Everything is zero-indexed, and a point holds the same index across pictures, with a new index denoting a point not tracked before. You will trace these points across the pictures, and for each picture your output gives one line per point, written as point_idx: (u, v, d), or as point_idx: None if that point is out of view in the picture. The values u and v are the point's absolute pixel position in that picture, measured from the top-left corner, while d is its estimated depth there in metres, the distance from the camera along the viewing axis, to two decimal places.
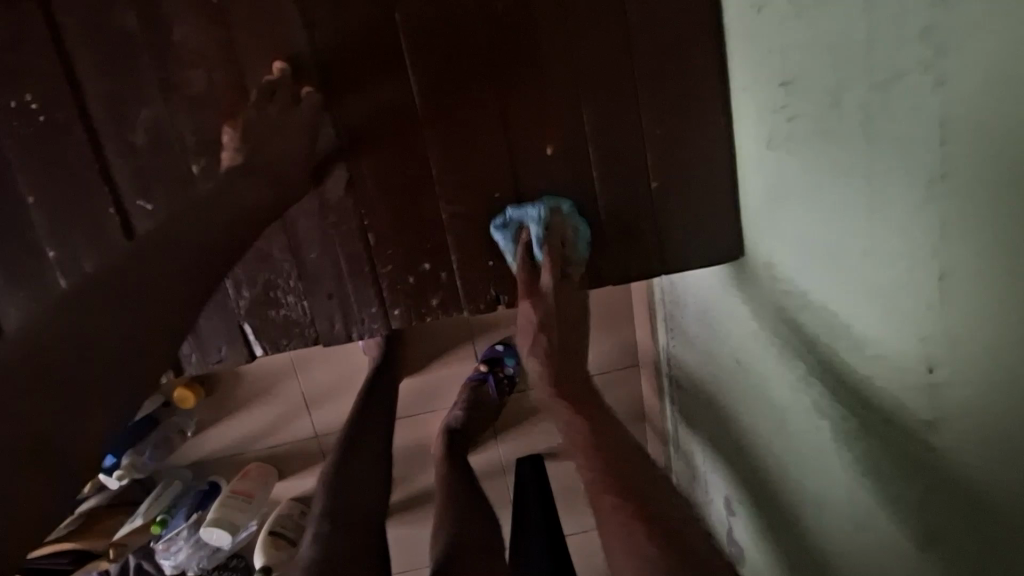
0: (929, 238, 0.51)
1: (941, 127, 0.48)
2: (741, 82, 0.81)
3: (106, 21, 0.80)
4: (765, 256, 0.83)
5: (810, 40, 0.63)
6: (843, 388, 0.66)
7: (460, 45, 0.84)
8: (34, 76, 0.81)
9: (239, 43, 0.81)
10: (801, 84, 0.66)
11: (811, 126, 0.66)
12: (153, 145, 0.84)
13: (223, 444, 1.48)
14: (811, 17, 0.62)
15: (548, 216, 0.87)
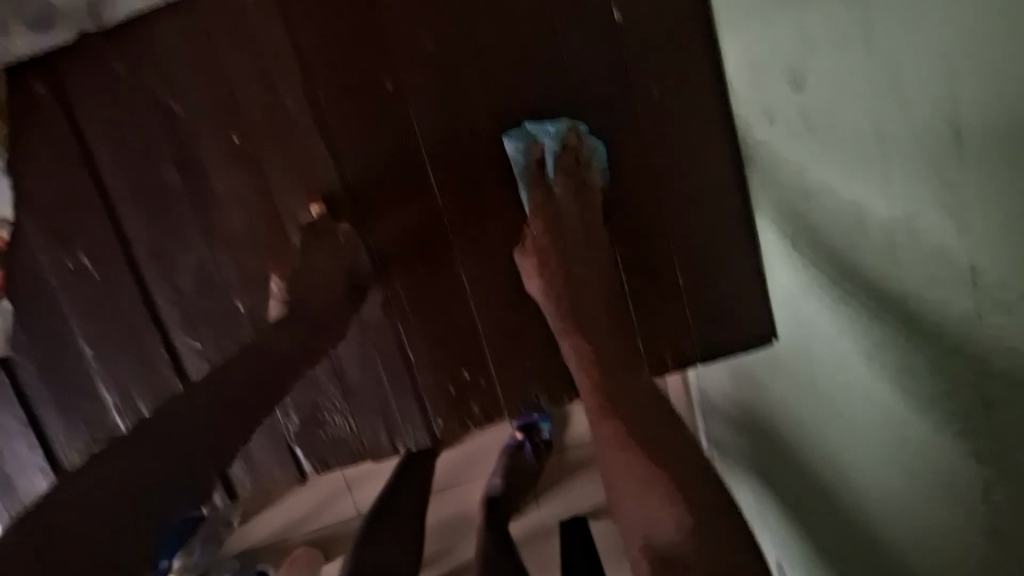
0: (972, 361, 0.44)
1: (971, 252, 0.42)
2: (759, 180, 0.82)
3: (151, 180, 0.84)
4: (801, 332, 0.77)
5: (823, 144, 0.59)
6: (892, 492, 0.59)
7: (483, 169, 0.86)
8: (88, 236, 0.85)
9: (276, 188, 0.85)
10: (820, 184, 0.62)
11: (834, 246, 0.61)
12: (199, 287, 0.87)
13: (269, 530, 1.49)
14: (822, 121, 0.59)
15: (563, 130, 0.83)
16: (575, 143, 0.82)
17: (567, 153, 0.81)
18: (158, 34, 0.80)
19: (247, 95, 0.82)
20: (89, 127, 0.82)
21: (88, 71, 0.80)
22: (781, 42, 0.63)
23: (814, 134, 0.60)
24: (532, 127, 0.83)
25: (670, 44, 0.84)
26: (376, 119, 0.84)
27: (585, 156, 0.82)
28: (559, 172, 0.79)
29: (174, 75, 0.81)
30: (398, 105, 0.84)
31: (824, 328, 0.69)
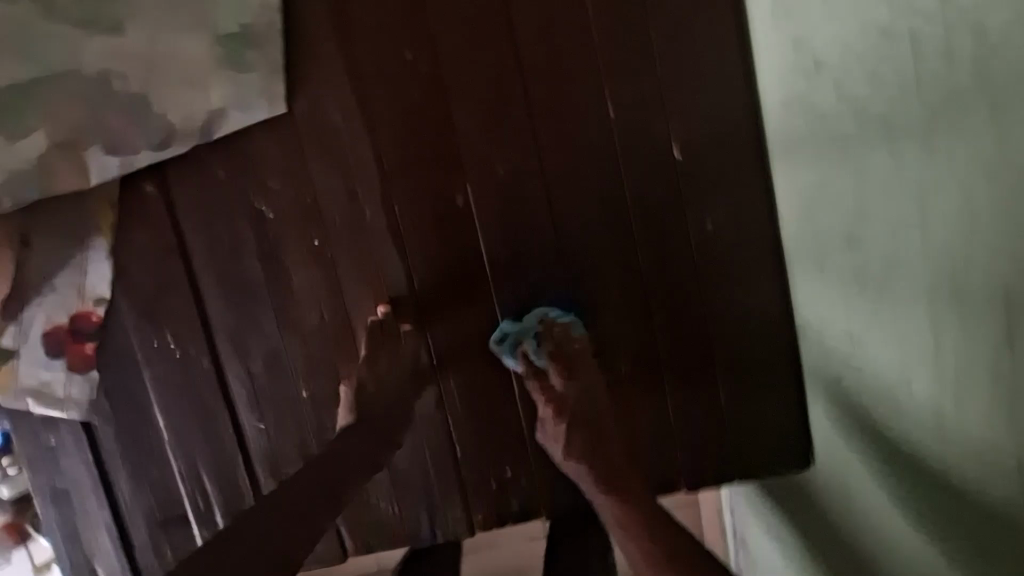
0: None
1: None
2: (807, 315, 0.86)
3: (237, 271, 0.91)
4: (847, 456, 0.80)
5: (892, 300, 0.64)
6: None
7: (542, 285, 0.92)
8: (173, 318, 0.92)
9: (347, 287, 0.91)
10: (880, 330, 0.67)
11: (909, 410, 0.64)
12: (269, 372, 0.93)
13: None
14: (890, 279, 0.64)
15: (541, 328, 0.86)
16: (557, 329, 0.86)
17: (551, 335, 0.84)
18: (257, 144, 0.89)
19: (331, 202, 0.90)
20: (186, 222, 0.90)
21: (190, 174, 0.89)
22: (853, 212, 0.70)
23: (896, 305, 0.64)
24: (506, 327, 0.89)
25: (725, 180, 0.88)
26: (444, 230, 0.90)
27: (563, 331, 0.85)
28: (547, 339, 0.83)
29: (266, 182, 0.89)
30: (467, 219, 0.90)
31: (879, 465, 0.71)
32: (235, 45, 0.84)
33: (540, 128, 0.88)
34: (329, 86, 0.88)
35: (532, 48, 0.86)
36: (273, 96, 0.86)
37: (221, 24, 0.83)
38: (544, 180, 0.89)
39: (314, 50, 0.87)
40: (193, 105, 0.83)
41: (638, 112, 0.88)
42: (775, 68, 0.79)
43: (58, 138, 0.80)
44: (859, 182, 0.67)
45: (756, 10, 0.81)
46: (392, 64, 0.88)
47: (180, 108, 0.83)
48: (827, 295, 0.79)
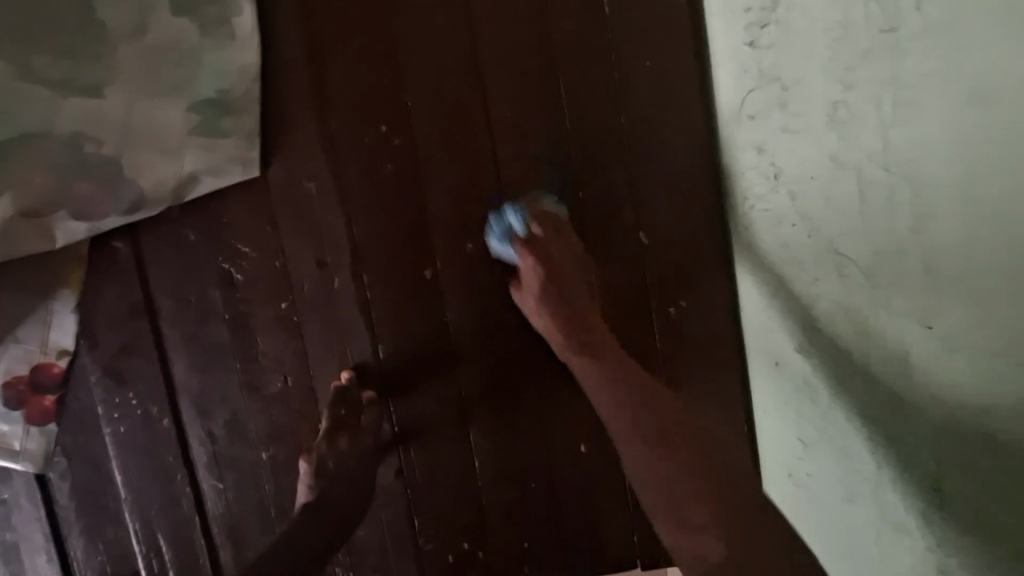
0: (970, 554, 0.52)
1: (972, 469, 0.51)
2: (763, 397, 0.89)
3: (203, 332, 0.91)
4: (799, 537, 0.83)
5: (843, 395, 0.68)
6: None
7: (505, 357, 0.93)
8: (137, 375, 0.92)
9: (312, 353, 0.92)
10: (833, 418, 0.70)
11: (866, 513, 0.67)
12: (230, 433, 0.93)
13: None
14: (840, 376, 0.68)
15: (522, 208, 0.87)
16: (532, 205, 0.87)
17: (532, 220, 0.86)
18: (230, 208, 0.89)
19: (301, 270, 0.90)
20: (155, 281, 0.91)
21: (163, 234, 0.90)
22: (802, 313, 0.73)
23: (851, 417, 0.67)
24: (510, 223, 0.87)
25: (689, 267, 0.91)
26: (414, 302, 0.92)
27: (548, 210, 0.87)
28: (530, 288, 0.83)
29: (237, 246, 0.90)
30: (434, 295, 0.92)
31: (820, 523, 0.76)
32: (210, 112, 0.85)
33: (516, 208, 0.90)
34: (304, 156, 0.89)
35: (509, 132, 0.90)
36: (247, 163, 0.87)
37: (198, 92, 0.84)
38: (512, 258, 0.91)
39: (292, 121, 0.89)
40: (164, 172, 0.84)
41: (607, 197, 0.90)
42: (738, 167, 0.83)
43: (30, 205, 0.80)
44: (814, 295, 0.69)
45: (724, 108, 0.84)
46: (368, 138, 0.89)
47: (150, 174, 0.83)
48: (783, 391, 0.81)
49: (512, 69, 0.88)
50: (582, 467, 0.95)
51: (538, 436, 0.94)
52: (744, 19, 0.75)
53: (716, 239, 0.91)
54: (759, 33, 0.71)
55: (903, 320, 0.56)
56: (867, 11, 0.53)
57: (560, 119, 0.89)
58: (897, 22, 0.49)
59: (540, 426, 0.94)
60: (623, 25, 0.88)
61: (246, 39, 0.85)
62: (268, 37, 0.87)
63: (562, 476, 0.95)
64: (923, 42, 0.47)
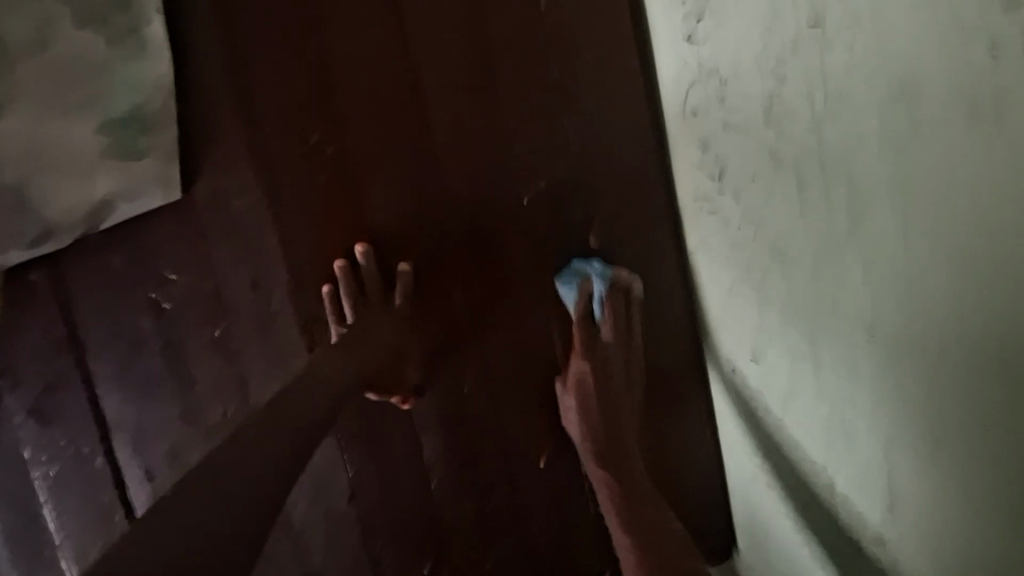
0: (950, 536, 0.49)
1: (940, 453, 0.48)
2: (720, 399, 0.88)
3: (135, 364, 0.86)
4: (769, 533, 0.81)
5: (793, 391, 0.65)
6: None
7: (458, 371, 0.90)
8: (65, 415, 0.86)
9: (253, 380, 0.87)
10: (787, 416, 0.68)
11: (825, 509, 0.64)
12: (170, 469, 0.87)
13: None
14: (789, 375, 0.65)
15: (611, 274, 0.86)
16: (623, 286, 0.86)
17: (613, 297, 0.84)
18: (156, 232, 0.84)
19: (235, 294, 0.85)
20: (78, 315, 0.85)
21: (84, 261, 0.84)
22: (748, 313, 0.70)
23: (802, 420, 0.65)
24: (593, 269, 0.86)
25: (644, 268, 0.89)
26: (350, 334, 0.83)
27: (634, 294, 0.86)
28: (606, 319, 0.84)
29: (166, 272, 0.85)
30: (373, 317, 0.85)
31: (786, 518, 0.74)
32: (123, 132, 0.79)
33: (459, 215, 0.87)
34: (231, 173, 0.84)
35: (446, 140, 0.86)
36: (168, 184, 0.82)
37: (110, 109, 0.78)
38: (460, 267, 0.88)
39: (214, 136, 0.84)
40: (75, 197, 0.79)
41: (553, 199, 0.87)
42: (685, 165, 0.80)
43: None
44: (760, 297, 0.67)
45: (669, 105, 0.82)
46: (298, 150, 0.84)
47: (60, 201, 0.78)
48: (740, 393, 0.79)
49: (446, 71, 0.84)
50: (544, 480, 0.92)
51: (497, 450, 0.91)
52: (680, 9, 0.72)
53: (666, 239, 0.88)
54: (695, 27, 0.68)
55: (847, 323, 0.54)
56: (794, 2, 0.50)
57: (500, 123, 0.85)
58: (822, 12, 0.47)
59: (499, 438, 0.91)
60: (560, 21, 0.84)
61: (157, 51, 0.78)
62: (184, 48, 0.82)
63: (523, 490, 0.92)
64: (847, 34, 0.45)
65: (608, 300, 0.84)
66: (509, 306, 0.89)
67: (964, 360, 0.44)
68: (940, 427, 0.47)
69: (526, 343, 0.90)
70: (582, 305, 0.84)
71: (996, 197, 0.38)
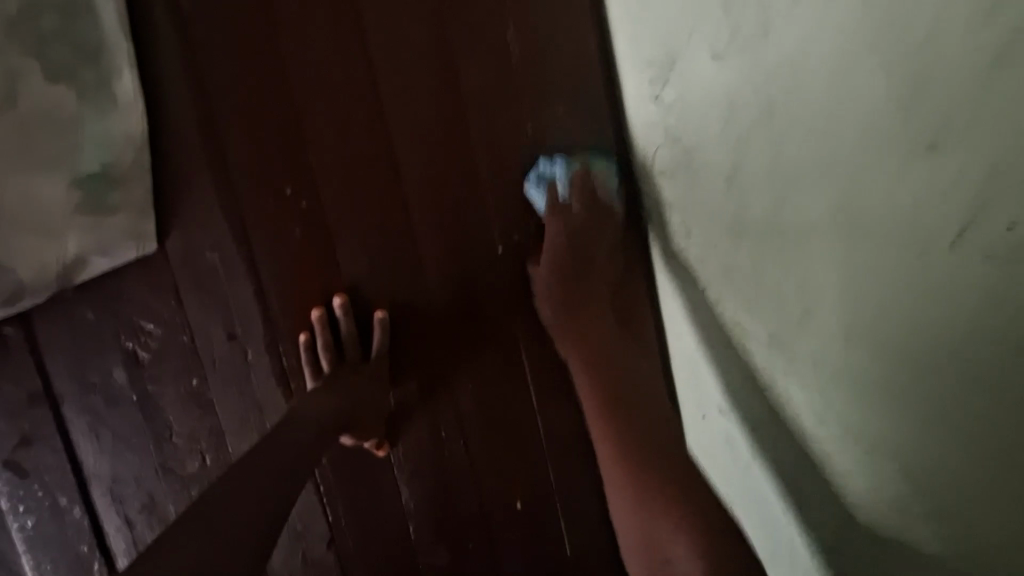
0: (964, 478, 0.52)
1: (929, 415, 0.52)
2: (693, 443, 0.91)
3: (110, 414, 0.86)
4: None
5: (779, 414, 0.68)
6: None
7: (436, 416, 0.91)
8: (41, 466, 0.86)
9: (229, 430, 0.87)
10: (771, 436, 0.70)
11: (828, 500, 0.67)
12: (147, 517, 0.88)
13: None
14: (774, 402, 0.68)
15: (571, 171, 0.83)
16: (587, 171, 0.83)
17: (580, 176, 0.83)
18: (129, 284, 0.84)
19: (211, 343, 0.86)
20: (53, 367, 0.85)
21: (58, 313, 0.84)
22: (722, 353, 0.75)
23: (785, 456, 0.70)
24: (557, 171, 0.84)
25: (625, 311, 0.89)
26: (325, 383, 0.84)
27: (599, 175, 0.84)
28: (572, 194, 0.82)
29: (141, 323, 0.85)
30: (346, 372, 0.84)
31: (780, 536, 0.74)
32: (96, 187, 0.79)
33: (435, 264, 0.88)
34: (204, 224, 0.84)
35: (421, 190, 0.87)
36: (141, 237, 0.82)
37: (80, 166, 0.79)
38: (436, 314, 0.89)
39: (186, 188, 0.83)
40: (47, 256, 0.78)
41: (526, 248, 0.89)
42: (658, 211, 0.83)
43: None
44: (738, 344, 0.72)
45: (642, 156, 0.83)
46: (273, 202, 0.85)
47: (30, 261, 0.78)
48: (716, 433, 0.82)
49: (421, 124, 0.86)
50: (519, 522, 0.94)
51: (473, 493, 0.92)
52: (647, 72, 0.74)
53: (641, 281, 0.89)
54: (662, 90, 0.71)
55: (826, 369, 0.59)
56: (747, 98, 0.56)
57: (474, 173, 0.87)
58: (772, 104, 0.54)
59: (475, 483, 0.92)
60: (532, 72, 0.86)
61: (129, 104, 0.79)
62: (156, 100, 0.81)
63: (499, 531, 0.94)
64: (797, 135, 0.52)
65: (573, 186, 0.82)
66: (485, 352, 0.90)
67: (951, 384, 0.48)
68: (932, 453, 0.53)
69: (502, 389, 0.91)
70: (550, 193, 0.83)
71: (953, 264, 0.44)
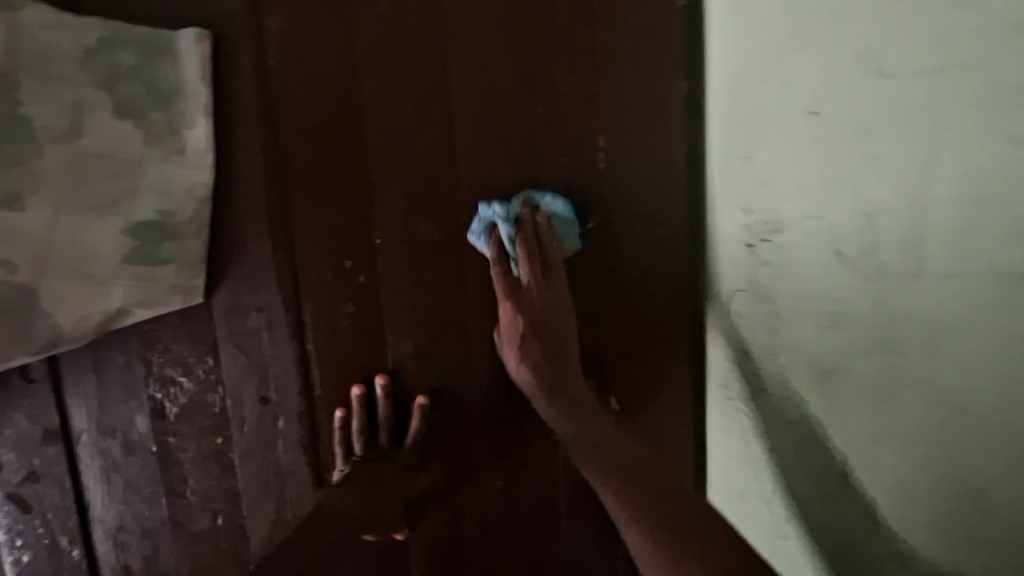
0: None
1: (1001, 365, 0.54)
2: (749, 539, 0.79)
3: (126, 462, 0.83)
4: None
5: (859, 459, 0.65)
6: None
7: (458, 511, 0.89)
8: (46, 504, 0.83)
9: (247, 493, 0.85)
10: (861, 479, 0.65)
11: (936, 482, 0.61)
12: (147, 569, 0.86)
13: None
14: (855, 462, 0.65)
15: (515, 212, 0.77)
16: (533, 220, 0.75)
17: (523, 228, 0.74)
18: (166, 334, 0.80)
19: (241, 405, 0.83)
20: (73, 404, 0.81)
21: (87, 353, 0.80)
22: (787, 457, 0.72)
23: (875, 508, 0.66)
24: (557, 204, 0.79)
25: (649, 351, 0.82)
26: (354, 470, 0.82)
27: (544, 225, 0.75)
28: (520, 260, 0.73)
29: (173, 375, 0.81)
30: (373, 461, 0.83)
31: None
32: (148, 236, 0.75)
33: (483, 356, 0.85)
34: (254, 285, 0.81)
35: (483, 288, 0.84)
36: (188, 291, 0.77)
37: (136, 213, 0.74)
38: (476, 405, 0.86)
39: (242, 247, 0.80)
40: (90, 305, 0.74)
41: None
42: (717, 350, 0.79)
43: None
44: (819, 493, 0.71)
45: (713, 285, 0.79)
46: (330, 272, 0.81)
47: (72, 309, 0.73)
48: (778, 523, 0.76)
49: None
50: None
51: None
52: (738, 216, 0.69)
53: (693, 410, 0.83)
54: (756, 244, 0.67)
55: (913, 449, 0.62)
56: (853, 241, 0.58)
57: None
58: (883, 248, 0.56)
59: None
60: None
61: (196, 156, 0.76)
62: (227, 152, 0.78)
63: None
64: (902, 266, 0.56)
65: (517, 238, 0.74)
66: (518, 452, 0.88)
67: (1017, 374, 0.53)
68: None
69: (530, 490, 0.90)
70: (495, 248, 0.74)
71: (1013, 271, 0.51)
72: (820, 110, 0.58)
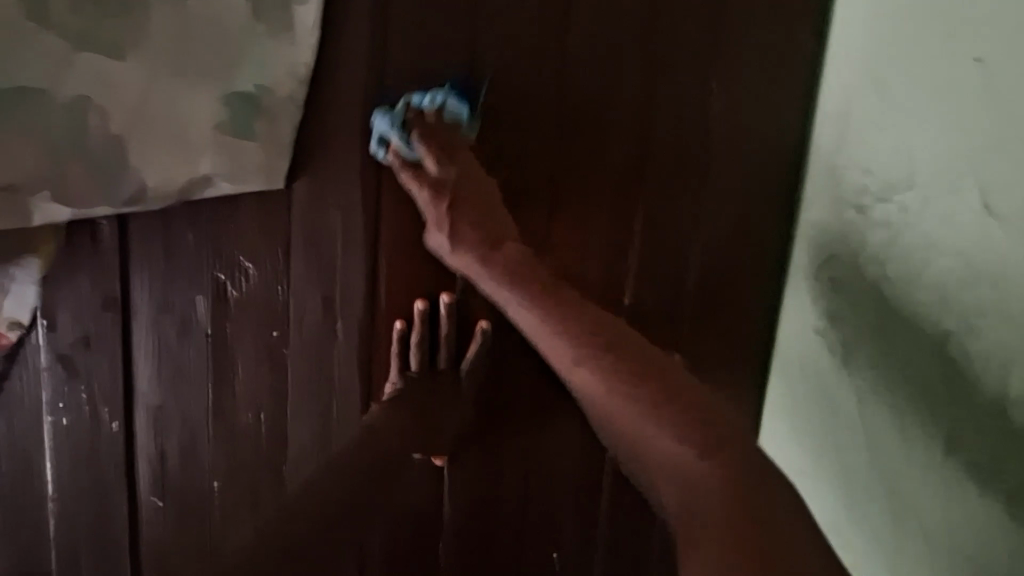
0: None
1: None
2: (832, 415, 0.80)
3: (179, 343, 0.82)
4: None
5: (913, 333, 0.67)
6: None
7: (502, 445, 0.86)
8: (94, 371, 0.82)
9: (294, 393, 0.83)
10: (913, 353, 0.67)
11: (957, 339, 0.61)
12: (182, 455, 0.85)
13: None
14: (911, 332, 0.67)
15: (405, 109, 0.73)
16: (431, 119, 0.72)
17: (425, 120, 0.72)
18: (241, 218, 0.79)
19: (303, 303, 0.81)
20: (137, 274, 0.80)
21: (160, 224, 0.79)
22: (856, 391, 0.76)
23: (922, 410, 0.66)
24: (442, 96, 0.74)
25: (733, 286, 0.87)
26: (410, 385, 0.81)
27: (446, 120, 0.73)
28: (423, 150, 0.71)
29: (241, 260, 0.80)
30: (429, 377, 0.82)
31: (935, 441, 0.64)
32: (244, 108, 0.73)
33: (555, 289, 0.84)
34: (337, 182, 0.78)
35: (569, 219, 0.83)
36: (271, 173, 0.76)
37: (235, 82, 0.72)
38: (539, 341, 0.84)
39: (332, 140, 0.78)
40: (175, 169, 0.73)
41: (652, 302, 0.87)
42: (796, 308, 0.85)
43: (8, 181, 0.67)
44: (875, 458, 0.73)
45: (801, 245, 0.85)
46: None
47: (158, 170, 0.72)
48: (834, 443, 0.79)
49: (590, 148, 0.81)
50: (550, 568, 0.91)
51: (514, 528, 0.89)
52: (856, 175, 0.74)
53: (756, 357, 0.90)
54: (869, 201, 0.72)
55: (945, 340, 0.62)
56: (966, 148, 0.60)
57: (626, 222, 0.84)
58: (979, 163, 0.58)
59: (518, 521, 0.89)
60: (722, 130, 0.82)
61: (302, 37, 0.73)
62: (333, 39, 0.75)
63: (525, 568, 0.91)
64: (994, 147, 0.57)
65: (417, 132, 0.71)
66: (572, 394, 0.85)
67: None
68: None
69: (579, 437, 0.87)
70: (396, 147, 0.72)
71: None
72: (982, 59, 0.58)
